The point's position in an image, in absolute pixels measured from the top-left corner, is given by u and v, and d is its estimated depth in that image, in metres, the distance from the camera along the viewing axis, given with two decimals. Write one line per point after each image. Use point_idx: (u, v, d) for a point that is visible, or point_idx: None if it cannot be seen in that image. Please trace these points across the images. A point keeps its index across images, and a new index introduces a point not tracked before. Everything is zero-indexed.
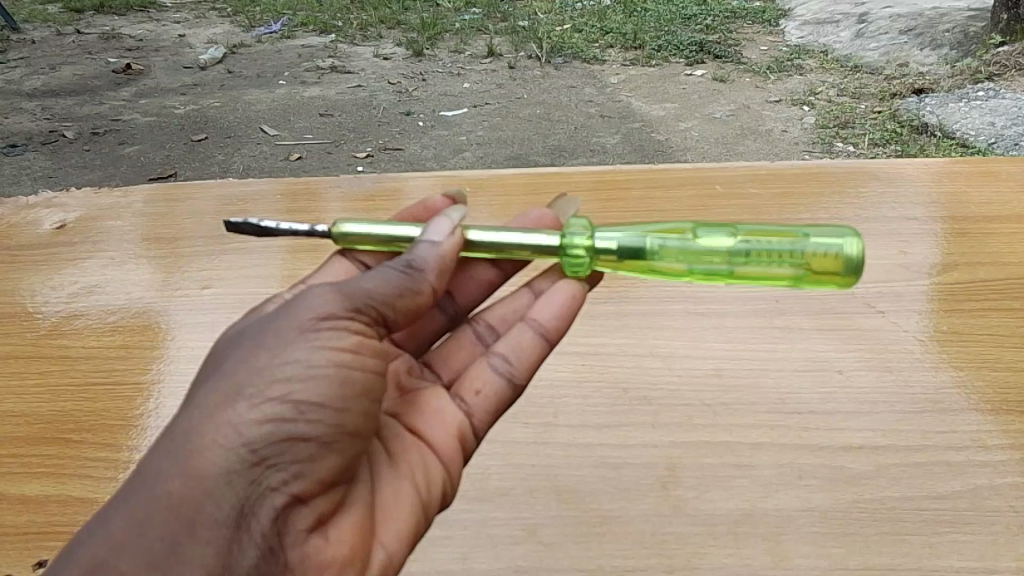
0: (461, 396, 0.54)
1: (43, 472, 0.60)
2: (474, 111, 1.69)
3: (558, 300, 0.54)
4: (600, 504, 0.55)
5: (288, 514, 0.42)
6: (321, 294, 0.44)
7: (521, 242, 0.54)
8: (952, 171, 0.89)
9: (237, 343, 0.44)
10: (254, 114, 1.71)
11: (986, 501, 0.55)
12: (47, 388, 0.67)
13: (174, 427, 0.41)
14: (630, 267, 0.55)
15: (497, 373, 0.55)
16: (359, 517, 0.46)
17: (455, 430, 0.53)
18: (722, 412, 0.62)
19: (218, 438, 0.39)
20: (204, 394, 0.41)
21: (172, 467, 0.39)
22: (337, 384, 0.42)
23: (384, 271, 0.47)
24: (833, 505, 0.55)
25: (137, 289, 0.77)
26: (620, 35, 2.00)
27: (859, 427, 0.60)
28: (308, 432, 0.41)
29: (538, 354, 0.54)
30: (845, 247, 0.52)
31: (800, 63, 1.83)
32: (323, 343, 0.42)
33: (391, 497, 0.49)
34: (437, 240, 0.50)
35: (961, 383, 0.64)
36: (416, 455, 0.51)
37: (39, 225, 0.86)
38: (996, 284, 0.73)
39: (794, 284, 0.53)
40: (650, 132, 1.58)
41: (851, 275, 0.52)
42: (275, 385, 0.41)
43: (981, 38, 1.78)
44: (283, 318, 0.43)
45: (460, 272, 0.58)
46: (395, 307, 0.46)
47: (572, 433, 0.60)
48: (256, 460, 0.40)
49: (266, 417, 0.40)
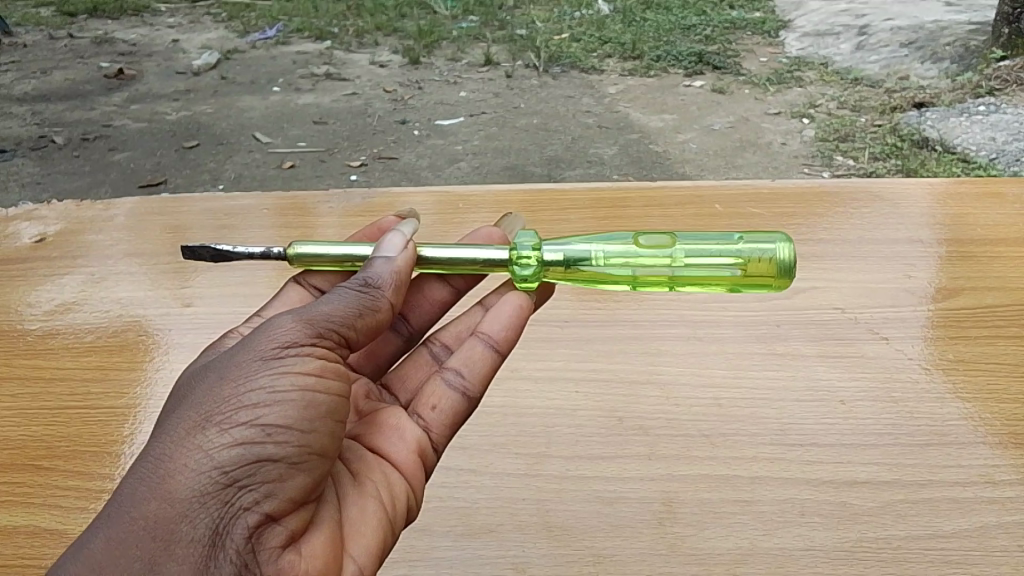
0: (418, 413, 0.52)
1: (11, 501, 0.58)
2: (471, 120, 1.53)
3: (506, 313, 0.54)
4: (592, 542, 0.53)
5: (261, 534, 0.38)
6: (283, 322, 0.43)
7: (471, 257, 0.55)
8: (957, 192, 0.87)
9: (200, 377, 0.42)
10: (247, 120, 1.54)
11: (994, 540, 0.53)
12: (20, 411, 0.64)
13: (145, 455, 0.38)
14: (578, 276, 0.56)
15: (451, 387, 0.53)
16: (328, 533, 0.42)
17: (416, 444, 0.51)
18: (721, 444, 0.59)
19: (189, 461, 0.37)
20: (171, 422, 0.39)
21: (144, 491, 0.36)
22: (303, 408, 0.40)
23: (341, 293, 0.46)
24: (835, 544, 0.53)
25: (117, 307, 0.74)
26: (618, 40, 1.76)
27: (862, 460, 0.58)
28: (277, 453, 0.38)
29: (489, 366, 0.53)
30: (778, 251, 0.53)
31: (798, 76, 1.66)
32: (288, 368, 0.41)
33: (357, 514, 0.45)
34: (391, 255, 0.50)
35: (968, 415, 0.62)
36: (380, 474, 0.48)
37: (16, 238, 0.84)
38: (1003, 310, 0.71)
39: (731, 288, 0.55)
40: (648, 143, 1.47)
41: (782, 277, 0.53)
42: (242, 410, 0.39)
43: (982, 52, 1.62)
44: (248, 346, 0.42)
45: (414, 291, 0.59)
46: (354, 326, 0.46)
47: (565, 465, 0.58)
48: (227, 482, 0.37)
49: (235, 440, 0.38)
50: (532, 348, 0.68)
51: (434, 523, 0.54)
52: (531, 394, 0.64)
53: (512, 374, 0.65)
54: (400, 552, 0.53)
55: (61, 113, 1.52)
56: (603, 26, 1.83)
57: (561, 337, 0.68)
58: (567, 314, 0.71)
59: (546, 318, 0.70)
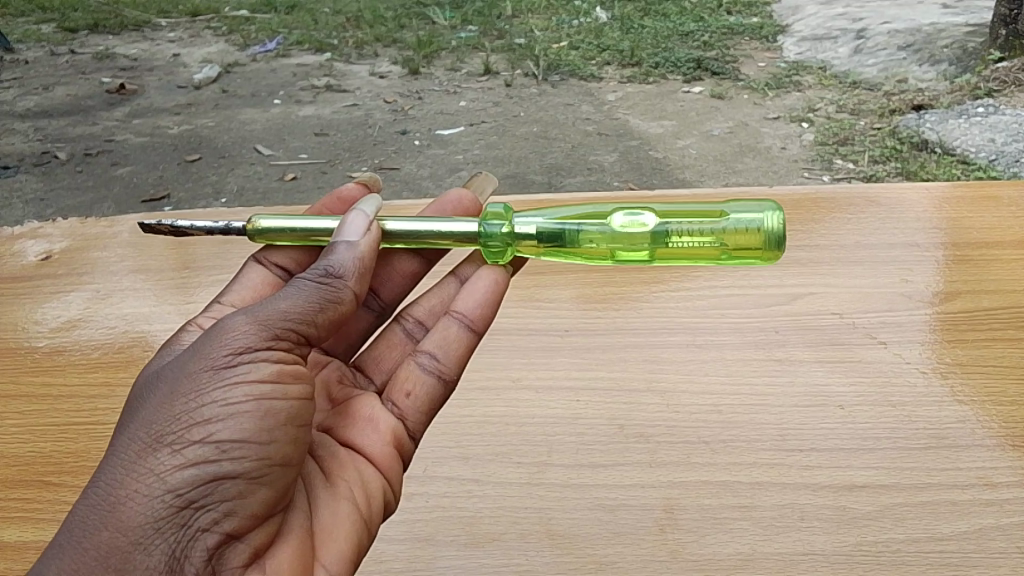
0: (393, 400, 0.55)
1: (20, 517, 0.59)
2: (471, 129, 1.54)
3: (480, 290, 0.55)
4: (595, 549, 0.54)
5: (219, 554, 0.40)
6: (237, 323, 0.44)
7: (437, 231, 0.56)
8: (953, 196, 0.87)
9: (151, 383, 0.43)
10: (247, 132, 1.55)
11: (992, 542, 0.53)
12: (28, 427, 0.65)
13: (97, 476, 0.39)
14: (555, 250, 0.55)
15: (426, 372, 0.55)
16: (298, 543, 0.45)
17: (391, 434, 0.53)
18: (720, 450, 0.60)
19: (142, 487, 0.38)
20: (121, 442, 0.40)
21: (97, 519, 0.38)
22: (260, 420, 0.41)
23: (299, 286, 0.47)
24: (835, 548, 0.53)
25: (123, 324, 0.75)
26: (617, 47, 1.78)
27: (861, 464, 0.59)
28: (234, 469, 0.40)
29: (465, 347, 0.55)
30: (766, 221, 0.52)
31: (798, 79, 1.67)
32: (243, 377, 0.42)
33: (330, 517, 0.48)
34: (353, 240, 0.51)
35: (967, 418, 0.62)
36: (353, 470, 0.51)
37: (23, 255, 0.85)
38: (999, 312, 0.71)
39: (719, 261, 0.54)
40: (648, 149, 1.49)
41: (772, 250, 0.52)
42: (195, 429, 0.40)
43: (981, 53, 1.64)
44: (200, 350, 0.43)
45: (384, 265, 0.61)
46: (315, 322, 0.46)
47: (566, 473, 0.59)
48: (182, 505, 0.39)
49: (189, 461, 0.39)
50: (532, 357, 0.69)
51: (438, 533, 0.55)
52: (532, 403, 0.64)
53: (513, 384, 0.66)
54: (405, 562, 0.54)
55: (64, 128, 1.53)
56: (602, 35, 1.84)
57: (561, 346, 0.70)
58: (566, 322, 0.72)
59: (545, 328, 0.71)
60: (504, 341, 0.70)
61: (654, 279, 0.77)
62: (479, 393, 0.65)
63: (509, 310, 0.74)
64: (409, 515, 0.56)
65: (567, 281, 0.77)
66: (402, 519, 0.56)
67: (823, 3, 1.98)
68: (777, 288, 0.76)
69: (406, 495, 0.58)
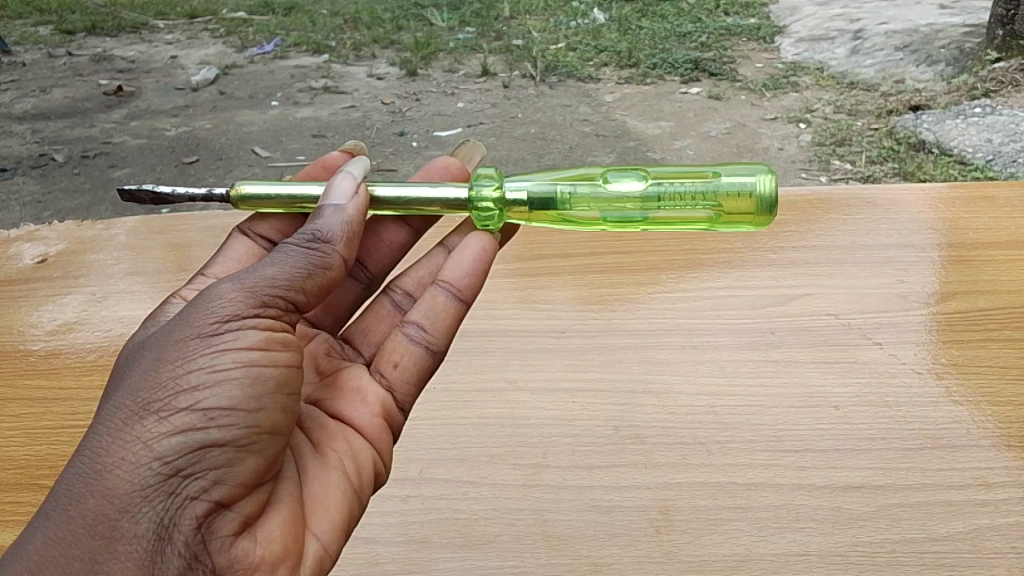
0: (381, 370, 0.55)
1: (16, 520, 0.59)
2: (468, 130, 1.54)
3: (468, 260, 0.54)
4: (590, 550, 0.54)
5: (210, 522, 0.41)
6: (223, 292, 0.44)
7: (427, 196, 0.55)
8: (949, 197, 0.87)
9: (138, 354, 0.44)
10: None
11: (987, 543, 0.53)
12: (22, 431, 0.65)
13: (84, 445, 0.40)
14: (545, 216, 0.55)
15: (414, 343, 0.55)
16: (289, 511, 0.46)
17: (379, 406, 0.54)
18: (716, 451, 0.60)
19: (129, 455, 0.39)
20: (107, 410, 0.41)
21: (84, 487, 0.38)
22: (247, 387, 0.42)
23: (286, 252, 0.47)
24: (831, 549, 0.53)
25: (120, 324, 0.75)
26: (616, 47, 1.63)
27: (856, 464, 0.59)
28: (222, 437, 0.41)
29: (453, 317, 0.55)
30: (757, 184, 0.51)
31: (796, 80, 1.60)
32: (230, 345, 0.42)
33: (320, 488, 0.49)
34: (341, 204, 0.50)
35: (962, 418, 0.62)
36: (342, 442, 0.52)
37: (20, 258, 0.85)
38: (995, 313, 0.71)
39: (711, 225, 0.54)
40: (646, 151, 1.48)
41: (765, 213, 0.52)
42: (182, 396, 0.40)
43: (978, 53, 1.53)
44: (186, 319, 0.43)
45: (371, 235, 0.61)
46: (303, 288, 0.46)
47: (562, 474, 0.59)
48: (169, 472, 0.39)
49: (175, 428, 0.40)
50: (529, 358, 0.69)
51: (434, 536, 0.55)
52: (528, 403, 0.64)
53: (510, 385, 0.66)
54: (401, 564, 0.54)
55: None
56: None
57: (558, 348, 0.70)
58: (564, 323, 0.72)
59: (541, 329, 0.72)
60: (500, 342, 0.71)
61: (651, 280, 0.77)
62: (475, 394, 0.66)
63: (506, 311, 0.74)
64: (404, 518, 0.56)
65: (563, 282, 0.77)
66: (397, 521, 0.56)
67: (820, 3, 1.97)
68: (774, 289, 0.76)
69: (402, 497, 0.58)
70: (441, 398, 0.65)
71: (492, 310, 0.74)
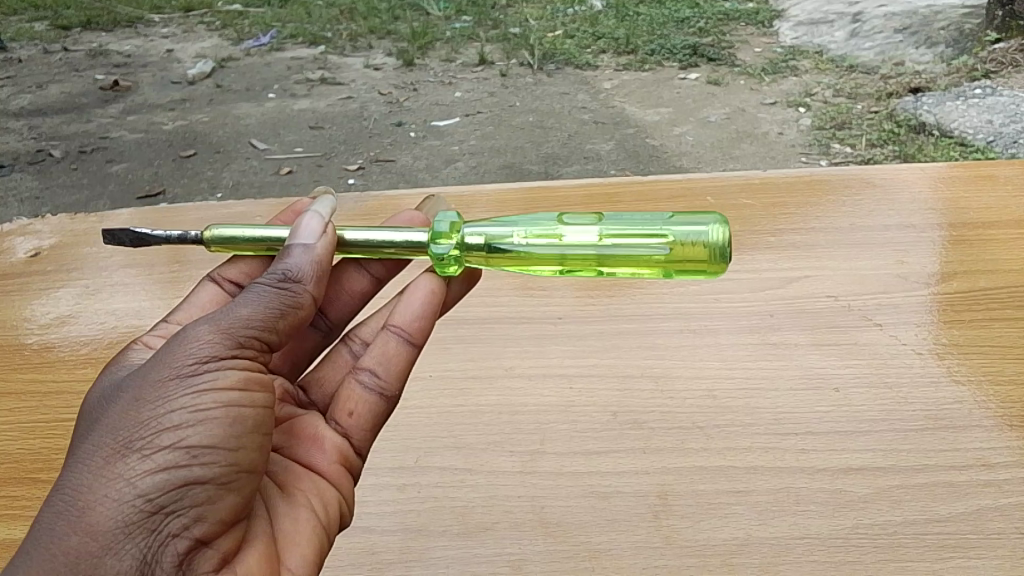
0: (336, 418, 0.55)
1: (10, 515, 0.58)
2: (467, 120, 1.54)
3: (416, 302, 0.54)
4: (589, 536, 0.53)
5: (189, 558, 0.40)
6: (200, 332, 0.43)
7: (390, 238, 0.54)
8: (949, 175, 0.88)
9: (113, 397, 0.43)
10: (243, 127, 1.55)
11: (990, 524, 0.52)
12: (17, 425, 0.65)
13: (62, 484, 0.39)
14: (501, 262, 0.54)
15: (368, 389, 0.55)
16: (263, 550, 0.45)
17: (338, 452, 0.53)
18: (715, 435, 0.59)
19: (110, 492, 0.38)
20: (87, 449, 0.40)
21: (65, 525, 0.37)
22: (227, 426, 0.42)
23: (257, 292, 0.46)
24: (832, 531, 0.52)
25: (112, 319, 0.74)
26: (613, 33, 1.78)
27: (856, 446, 0.58)
28: (204, 474, 0.40)
29: (404, 360, 0.55)
30: (711, 233, 0.50)
31: (795, 64, 1.67)
32: (212, 383, 0.42)
33: (291, 525, 0.48)
34: (310, 243, 0.50)
35: (963, 397, 0.62)
36: (308, 482, 0.51)
37: (12, 252, 0.84)
38: (994, 292, 0.72)
39: (666, 273, 0.52)
40: (645, 137, 1.48)
41: (718, 261, 0.50)
42: (163, 436, 0.40)
43: (977, 35, 1.64)
44: (163, 359, 0.42)
45: (333, 286, 0.60)
46: (276, 329, 0.46)
47: (559, 461, 0.58)
48: (152, 510, 0.39)
49: (157, 466, 0.39)
50: (525, 345, 0.68)
51: (430, 524, 0.54)
52: (525, 391, 0.64)
53: (507, 373, 0.66)
54: (397, 553, 0.53)
55: (58, 127, 1.52)
56: (596, 22, 1.84)
57: (555, 334, 0.69)
58: (564, 310, 0.72)
59: (539, 317, 0.71)
60: (496, 330, 0.70)
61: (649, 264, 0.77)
62: (472, 382, 0.65)
63: (503, 300, 0.73)
64: (402, 506, 0.55)
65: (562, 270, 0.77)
66: (394, 510, 0.55)
67: None
68: (772, 271, 0.75)
69: (398, 486, 0.57)
70: (437, 386, 0.65)
71: (487, 299, 0.74)
